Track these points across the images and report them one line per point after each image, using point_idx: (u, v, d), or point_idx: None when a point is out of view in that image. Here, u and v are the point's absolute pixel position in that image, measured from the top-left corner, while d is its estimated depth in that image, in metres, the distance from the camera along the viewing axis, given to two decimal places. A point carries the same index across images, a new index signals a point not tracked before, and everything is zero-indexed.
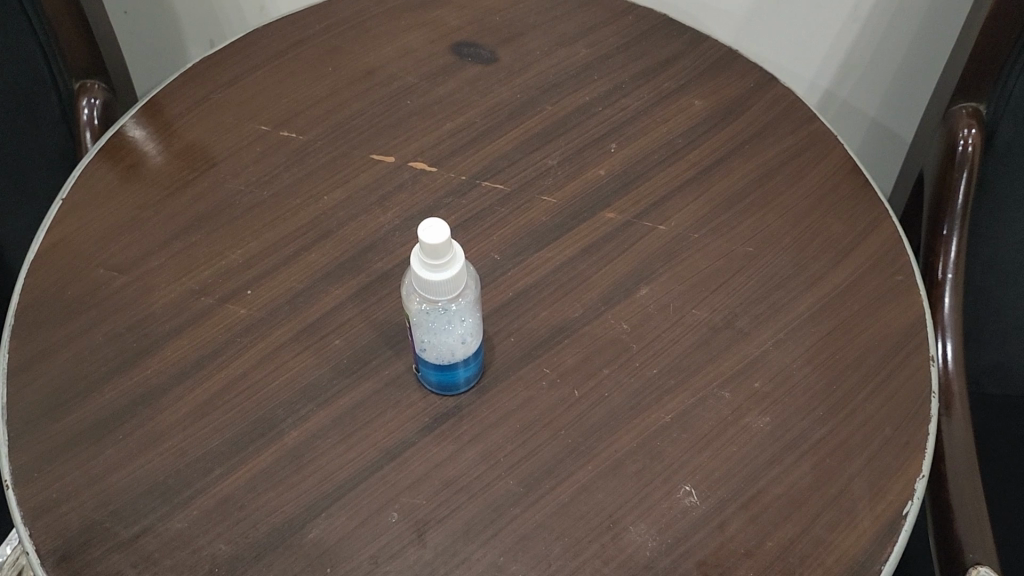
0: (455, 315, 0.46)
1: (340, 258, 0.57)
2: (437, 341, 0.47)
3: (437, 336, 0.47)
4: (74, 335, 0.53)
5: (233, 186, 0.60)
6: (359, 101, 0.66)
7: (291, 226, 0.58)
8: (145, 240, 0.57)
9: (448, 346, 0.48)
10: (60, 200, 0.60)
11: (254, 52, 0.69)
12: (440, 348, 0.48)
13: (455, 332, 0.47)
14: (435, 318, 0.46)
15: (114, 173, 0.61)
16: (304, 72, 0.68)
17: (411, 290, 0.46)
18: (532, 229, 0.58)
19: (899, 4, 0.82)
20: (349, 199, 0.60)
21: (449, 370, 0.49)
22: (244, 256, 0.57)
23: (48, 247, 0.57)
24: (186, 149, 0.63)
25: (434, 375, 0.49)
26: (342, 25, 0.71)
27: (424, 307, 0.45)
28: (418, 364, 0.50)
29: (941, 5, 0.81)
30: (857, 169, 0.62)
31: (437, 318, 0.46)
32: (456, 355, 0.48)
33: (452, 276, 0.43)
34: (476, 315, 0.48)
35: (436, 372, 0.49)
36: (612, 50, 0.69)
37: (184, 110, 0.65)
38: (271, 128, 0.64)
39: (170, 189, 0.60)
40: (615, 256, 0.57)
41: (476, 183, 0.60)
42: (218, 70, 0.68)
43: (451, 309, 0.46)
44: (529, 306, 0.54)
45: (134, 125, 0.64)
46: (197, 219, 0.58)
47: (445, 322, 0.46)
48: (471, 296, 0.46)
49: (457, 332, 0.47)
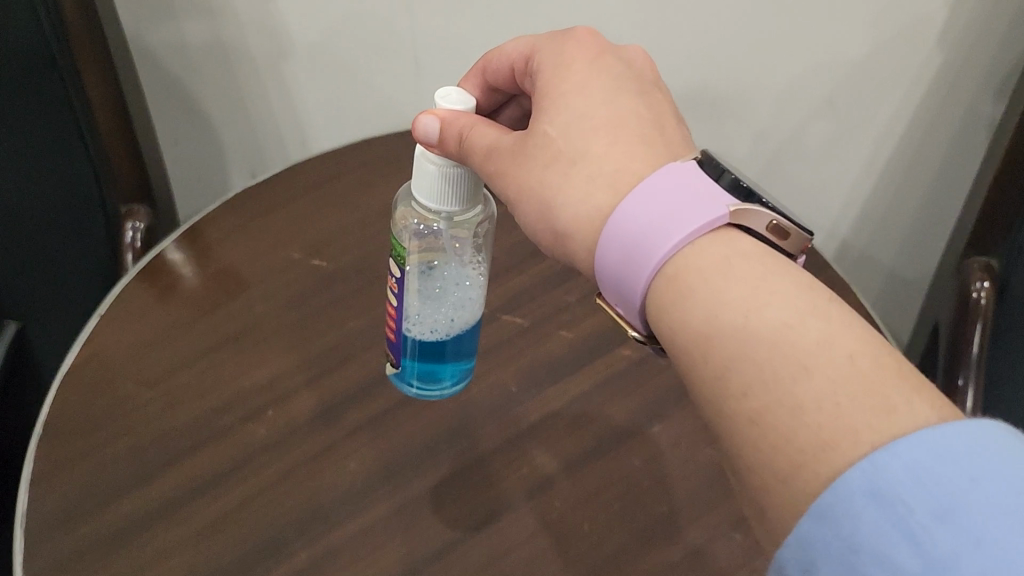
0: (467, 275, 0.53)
1: (361, 383, 0.58)
2: (439, 309, 0.52)
3: (441, 303, 0.52)
4: (96, 446, 0.53)
5: (263, 309, 0.63)
6: (388, 234, 0.69)
7: (317, 348, 0.60)
8: (173, 357, 0.59)
9: (448, 313, 0.52)
10: (97, 313, 0.61)
11: (293, 181, 0.73)
12: (445, 320, 0.52)
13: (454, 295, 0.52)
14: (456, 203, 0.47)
15: (150, 292, 0.63)
16: (339, 203, 0.72)
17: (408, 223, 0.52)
18: (549, 362, 0.60)
19: (911, 156, 0.87)
20: (372, 326, 0.62)
21: (441, 351, 0.53)
22: (268, 377, 0.58)
23: (81, 357, 0.58)
24: (221, 272, 0.65)
25: (424, 353, 0.53)
26: (379, 161, 0.76)
27: (438, 155, 0.46)
28: (395, 343, 0.53)
29: (949, 163, 0.86)
30: (868, 316, 0.64)
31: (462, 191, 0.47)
32: (458, 324, 0.52)
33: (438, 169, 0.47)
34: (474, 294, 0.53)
35: (426, 353, 0.53)
36: None
37: (222, 235, 0.68)
38: (304, 255, 0.67)
39: (203, 309, 0.62)
40: (628, 392, 0.58)
41: (497, 315, 0.63)
42: (258, 199, 0.71)
43: (468, 263, 0.53)
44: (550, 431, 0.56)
45: (174, 246, 0.67)
46: (226, 338, 0.60)
47: (449, 283, 0.52)
48: (469, 265, 0.53)
49: (456, 297, 0.52)
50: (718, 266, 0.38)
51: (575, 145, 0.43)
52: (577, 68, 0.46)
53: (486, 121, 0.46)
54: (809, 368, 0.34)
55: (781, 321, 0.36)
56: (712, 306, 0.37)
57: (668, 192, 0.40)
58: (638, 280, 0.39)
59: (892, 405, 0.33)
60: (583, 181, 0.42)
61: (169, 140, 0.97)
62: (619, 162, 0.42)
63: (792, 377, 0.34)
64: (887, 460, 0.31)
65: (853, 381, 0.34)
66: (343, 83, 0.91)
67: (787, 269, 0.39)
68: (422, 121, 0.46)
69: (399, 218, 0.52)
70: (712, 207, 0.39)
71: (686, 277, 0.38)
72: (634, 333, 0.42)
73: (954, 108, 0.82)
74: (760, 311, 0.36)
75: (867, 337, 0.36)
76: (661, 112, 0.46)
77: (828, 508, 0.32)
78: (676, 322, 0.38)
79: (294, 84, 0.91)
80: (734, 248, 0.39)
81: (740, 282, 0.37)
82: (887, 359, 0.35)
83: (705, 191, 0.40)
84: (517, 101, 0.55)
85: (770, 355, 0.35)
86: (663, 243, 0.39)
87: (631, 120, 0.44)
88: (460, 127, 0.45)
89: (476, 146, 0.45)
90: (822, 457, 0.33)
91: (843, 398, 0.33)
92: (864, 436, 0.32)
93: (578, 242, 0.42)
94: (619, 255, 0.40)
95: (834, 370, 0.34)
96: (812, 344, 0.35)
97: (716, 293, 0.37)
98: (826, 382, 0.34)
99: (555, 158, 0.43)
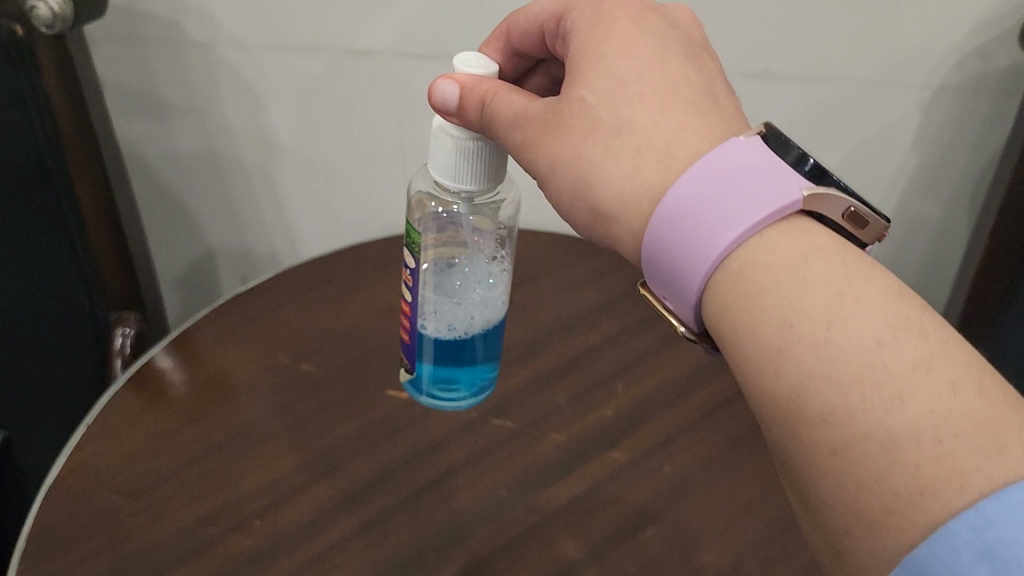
0: (487, 272, 0.56)
1: (348, 490, 0.57)
2: (457, 305, 0.54)
3: (460, 298, 0.54)
4: (78, 560, 0.52)
5: (251, 417, 0.62)
6: (378, 339, 0.70)
7: (305, 456, 0.59)
8: (160, 466, 0.58)
9: (465, 311, 0.54)
10: (85, 423, 0.61)
11: (283, 288, 0.74)
12: (463, 316, 0.54)
13: (472, 294, 0.55)
14: (474, 182, 0.48)
15: (138, 401, 0.63)
16: (329, 309, 0.72)
17: (430, 212, 0.56)
18: (540, 465, 0.59)
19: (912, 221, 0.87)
20: (361, 432, 0.61)
21: (460, 351, 0.55)
22: (256, 485, 0.57)
23: (66, 468, 0.57)
24: (209, 380, 0.65)
25: (442, 355, 0.56)
26: (368, 267, 0.77)
27: (458, 122, 0.47)
28: (409, 344, 0.56)
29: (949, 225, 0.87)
30: None
31: (480, 170, 0.48)
32: (476, 324, 0.54)
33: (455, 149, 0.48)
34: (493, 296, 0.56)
35: (440, 352, 0.55)
36: (618, 296, 0.74)
37: (211, 343, 0.68)
38: (292, 361, 0.67)
39: (191, 417, 0.62)
40: (623, 493, 0.57)
41: (487, 420, 0.62)
42: (247, 306, 0.72)
43: (487, 259, 0.57)
44: (547, 535, 0.54)
45: (162, 355, 0.67)
46: (214, 447, 0.60)
47: (465, 282, 0.55)
48: (483, 266, 0.57)
49: (475, 295, 0.55)
50: (791, 272, 0.35)
51: (618, 114, 0.41)
52: (619, 26, 0.44)
53: (508, 86, 0.46)
54: (904, 393, 0.32)
55: (870, 337, 0.33)
56: (789, 317, 0.34)
57: (734, 173, 0.37)
58: (696, 267, 0.37)
59: (1002, 446, 0.31)
60: (629, 156, 0.40)
61: (163, 242, 0.98)
62: (669, 135, 0.40)
63: (884, 405, 0.32)
64: (1002, 517, 0.29)
65: (957, 414, 0.31)
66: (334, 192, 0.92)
67: (871, 273, 0.36)
68: (442, 87, 0.46)
69: (417, 207, 0.56)
70: (781, 194, 0.37)
71: (754, 277, 0.36)
72: (684, 331, 0.40)
73: (943, 183, 0.84)
74: (845, 324, 0.34)
75: (963, 355, 0.33)
76: (712, 80, 0.44)
77: (927, 564, 0.30)
78: (743, 331, 0.36)
79: (285, 190, 0.92)
80: (810, 245, 0.36)
81: (820, 294, 0.34)
82: (986, 380, 0.33)
83: (775, 177, 0.37)
84: (545, 65, 0.56)
85: (858, 376, 0.32)
86: (726, 232, 0.36)
87: (681, 86, 0.42)
88: (481, 93, 0.46)
89: (499, 112, 0.45)
90: (920, 504, 0.31)
91: (946, 436, 0.31)
92: (972, 481, 0.30)
93: (625, 225, 0.40)
94: (675, 239, 0.37)
95: (932, 400, 0.32)
96: (908, 367, 0.32)
97: (791, 303, 0.35)
98: (924, 413, 0.31)
99: (594, 126, 0.42)
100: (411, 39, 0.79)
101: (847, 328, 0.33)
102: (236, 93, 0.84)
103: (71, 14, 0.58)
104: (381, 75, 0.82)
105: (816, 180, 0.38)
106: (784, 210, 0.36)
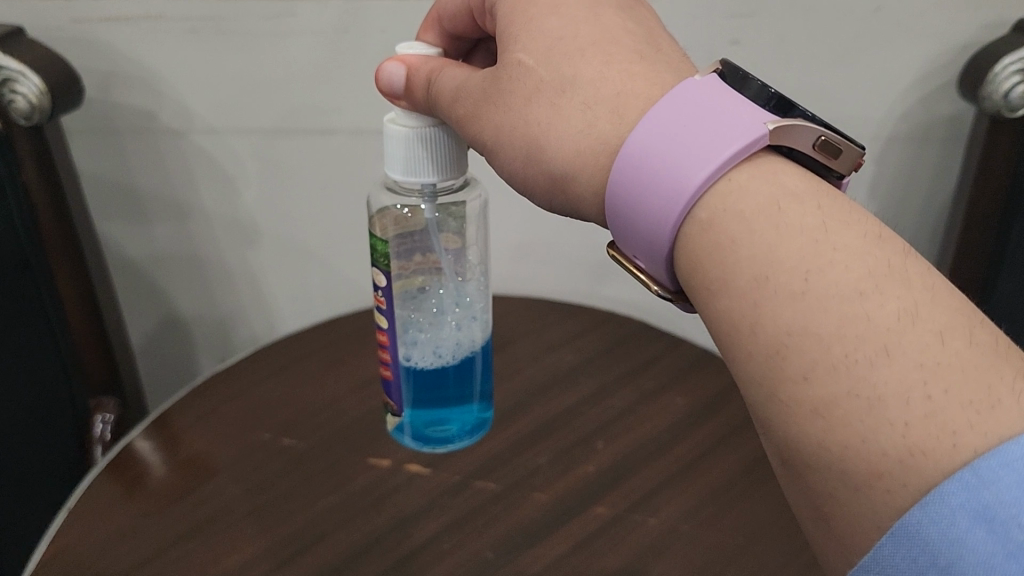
0: (462, 290, 0.62)
1: (333, 559, 0.56)
2: (437, 339, 0.60)
3: (441, 323, 0.61)
4: None
5: (231, 494, 0.62)
6: (357, 409, 0.70)
7: (290, 528, 0.59)
8: (143, 547, 0.57)
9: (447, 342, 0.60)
10: (65, 510, 0.60)
11: (262, 367, 0.75)
12: (447, 342, 0.61)
13: (448, 326, 0.61)
14: (435, 173, 0.52)
15: (118, 488, 0.62)
16: (307, 383, 0.73)
17: (396, 232, 0.60)
18: (524, 525, 0.59)
19: None
20: (343, 503, 0.61)
21: (440, 376, 0.61)
22: (242, 559, 0.56)
23: (47, 556, 0.56)
24: (189, 460, 0.65)
25: (422, 390, 0.62)
26: (346, 341, 0.79)
27: (406, 105, 0.51)
28: (395, 380, 0.62)
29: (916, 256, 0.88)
30: None
31: (432, 158, 0.51)
32: (459, 352, 0.61)
33: (414, 145, 0.51)
34: (466, 320, 0.62)
35: (427, 382, 0.61)
36: (591, 356, 0.76)
37: (192, 423, 0.68)
38: (273, 436, 0.67)
39: (173, 498, 0.61)
40: (609, 549, 0.57)
41: (469, 483, 0.62)
42: (227, 386, 0.73)
43: (459, 279, 0.62)
44: None
45: (141, 439, 0.67)
46: (197, 525, 0.59)
47: (439, 310, 0.61)
48: (457, 285, 0.62)
49: (449, 325, 0.61)
50: (765, 223, 0.35)
51: (562, 73, 0.43)
52: None
53: (450, 62, 0.49)
54: (889, 349, 0.31)
55: (849, 287, 0.33)
56: (764, 269, 0.34)
57: (695, 117, 0.38)
58: (664, 218, 0.37)
59: (996, 396, 0.30)
60: (579, 107, 0.42)
61: (141, 323, 0.99)
62: (619, 83, 0.41)
63: (868, 360, 0.31)
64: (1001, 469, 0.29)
65: (947, 369, 0.31)
66: (309, 264, 0.93)
67: (850, 221, 0.36)
68: (388, 70, 0.50)
69: (382, 221, 0.60)
70: (745, 132, 0.37)
71: (724, 228, 0.36)
72: (657, 290, 0.40)
73: (904, 225, 0.86)
74: (824, 273, 0.33)
75: (951, 306, 0.33)
76: (652, 29, 0.45)
77: (919, 527, 0.30)
78: (718, 285, 0.36)
79: (256, 267, 0.93)
80: (782, 192, 0.36)
81: (794, 243, 0.35)
82: (975, 330, 0.32)
83: (738, 117, 0.37)
84: (484, 43, 0.58)
85: (837, 329, 0.32)
86: (690, 177, 0.36)
87: (621, 36, 0.44)
88: (427, 70, 0.49)
89: (443, 86, 0.48)
90: (911, 466, 0.30)
91: (935, 391, 0.30)
92: (964, 438, 0.30)
93: (583, 185, 0.42)
94: (641, 193, 0.38)
95: (920, 353, 0.31)
96: (895, 321, 0.32)
97: (766, 254, 0.35)
98: (912, 367, 0.31)
99: (541, 82, 0.43)
100: (380, 116, 0.81)
101: (826, 279, 0.33)
102: (208, 174, 0.86)
103: (48, 106, 0.65)
104: (351, 149, 0.84)
105: (781, 111, 0.39)
106: (749, 146, 0.37)
